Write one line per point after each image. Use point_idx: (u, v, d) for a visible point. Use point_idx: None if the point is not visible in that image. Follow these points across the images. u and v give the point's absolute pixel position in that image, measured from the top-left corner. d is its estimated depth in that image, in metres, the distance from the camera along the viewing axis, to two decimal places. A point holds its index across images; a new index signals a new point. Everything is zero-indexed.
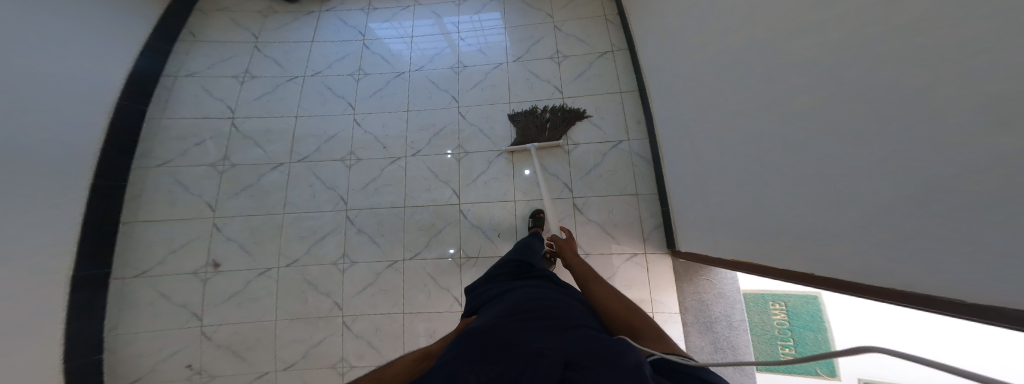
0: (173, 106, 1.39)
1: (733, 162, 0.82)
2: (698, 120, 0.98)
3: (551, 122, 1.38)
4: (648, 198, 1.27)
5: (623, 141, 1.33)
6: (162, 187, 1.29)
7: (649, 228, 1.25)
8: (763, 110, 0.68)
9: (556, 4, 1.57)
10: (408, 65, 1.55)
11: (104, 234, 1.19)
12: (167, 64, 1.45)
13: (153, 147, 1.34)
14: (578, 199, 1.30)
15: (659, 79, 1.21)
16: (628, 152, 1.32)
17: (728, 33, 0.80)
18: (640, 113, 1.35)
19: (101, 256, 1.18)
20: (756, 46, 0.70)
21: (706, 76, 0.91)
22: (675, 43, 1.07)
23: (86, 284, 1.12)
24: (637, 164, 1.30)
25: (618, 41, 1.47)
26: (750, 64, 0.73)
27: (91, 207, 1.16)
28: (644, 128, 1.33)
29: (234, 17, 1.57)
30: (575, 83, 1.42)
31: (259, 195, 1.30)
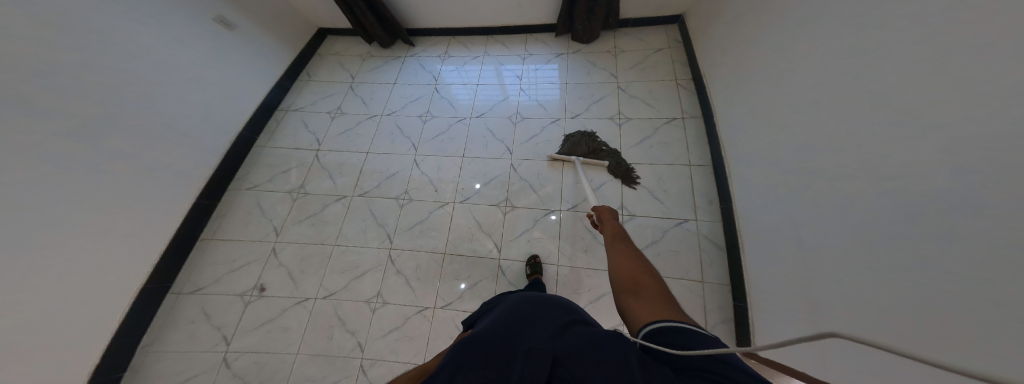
0: (276, 136, 1.66)
1: (841, 280, 0.68)
2: (787, 222, 0.87)
3: (607, 149, 1.41)
4: (716, 288, 1.11)
5: (690, 219, 1.22)
6: (242, 210, 1.43)
7: (715, 321, 1.07)
8: (898, 238, 0.56)
9: (620, 64, 1.63)
10: (470, 110, 1.67)
11: (184, 248, 1.31)
12: (285, 98, 1.81)
13: (249, 173, 1.53)
14: None
15: (741, 160, 1.12)
16: (695, 233, 1.20)
17: (837, 134, 0.73)
18: (710, 192, 1.26)
19: (172, 270, 1.28)
20: (880, 162, 0.61)
21: (802, 174, 0.83)
22: (761, 132, 1.02)
23: (149, 293, 1.20)
24: (704, 246, 1.17)
25: (690, 108, 1.44)
26: (868, 176, 0.63)
27: (185, 221, 1.33)
28: (716, 209, 1.22)
29: (343, 63, 1.97)
30: (637, 146, 1.39)
31: (318, 224, 1.37)
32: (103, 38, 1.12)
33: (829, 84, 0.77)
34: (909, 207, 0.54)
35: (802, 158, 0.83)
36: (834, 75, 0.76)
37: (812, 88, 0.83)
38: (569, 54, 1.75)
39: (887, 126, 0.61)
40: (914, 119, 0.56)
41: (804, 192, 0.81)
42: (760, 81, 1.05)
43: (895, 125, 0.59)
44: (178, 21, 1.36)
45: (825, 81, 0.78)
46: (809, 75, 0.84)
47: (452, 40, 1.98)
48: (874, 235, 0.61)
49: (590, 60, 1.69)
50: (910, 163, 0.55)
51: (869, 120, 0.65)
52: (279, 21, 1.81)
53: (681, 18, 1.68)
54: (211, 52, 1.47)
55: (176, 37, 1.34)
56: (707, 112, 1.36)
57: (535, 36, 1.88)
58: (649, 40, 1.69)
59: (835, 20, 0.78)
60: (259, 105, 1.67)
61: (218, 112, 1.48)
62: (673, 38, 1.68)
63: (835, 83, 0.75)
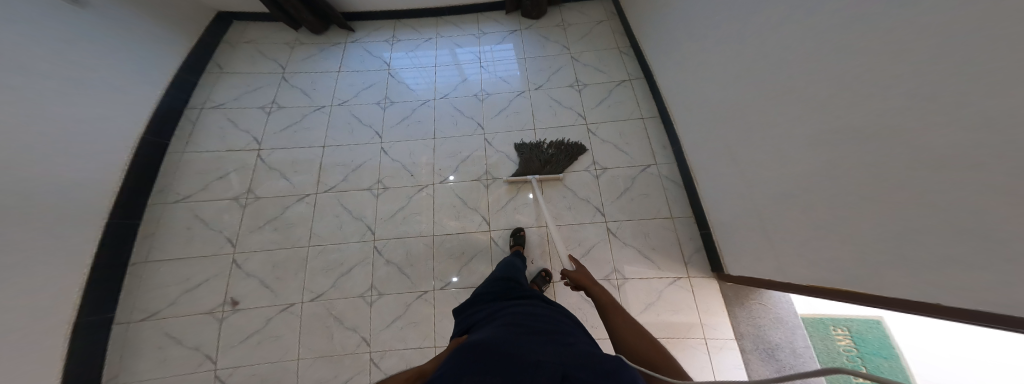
0: (195, 140, 1.36)
1: (761, 174, 0.94)
2: (721, 146, 1.13)
3: (555, 158, 1.47)
4: (684, 221, 1.36)
5: (651, 165, 1.46)
6: (179, 224, 1.18)
7: (690, 253, 1.32)
8: (785, 133, 0.82)
9: (570, 37, 1.80)
10: (434, 92, 1.64)
11: (113, 275, 1.06)
12: (190, 98, 1.48)
13: (172, 184, 1.25)
14: (611, 223, 1.36)
15: (680, 108, 1.38)
16: (658, 176, 1.44)
17: (737, 74, 1.01)
18: (664, 139, 1.52)
19: (107, 299, 1.03)
20: (766, 86, 0.88)
21: (722, 108, 1.10)
22: (690, 82, 1.28)
23: (85, 328, 0.96)
24: (667, 187, 1.42)
25: (634, 71, 1.68)
26: (764, 97, 0.89)
27: (105, 240, 1.06)
28: (670, 151, 1.48)
29: (263, 51, 1.70)
30: (597, 108, 1.58)
31: (284, 228, 1.21)
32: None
33: (732, 36, 1.03)
34: (789, 109, 0.80)
35: (720, 96, 1.10)
36: (731, 30, 1.03)
37: (717, 42, 1.10)
38: (522, 29, 1.85)
39: (769, 60, 0.87)
40: (785, 54, 0.81)
41: (724, 121, 1.09)
42: (683, 42, 1.31)
43: (774, 61, 0.85)
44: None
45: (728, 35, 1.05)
46: (716, 31, 1.11)
47: (397, 24, 1.88)
48: (772, 136, 0.87)
49: (543, 34, 1.82)
50: (783, 80, 0.82)
51: (759, 56, 0.91)
52: (159, 3, 1.47)
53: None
54: (74, 39, 1.14)
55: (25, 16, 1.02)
56: (648, 73, 1.62)
57: (486, 14, 1.92)
58: (591, 14, 1.89)
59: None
60: (159, 106, 1.35)
61: (106, 114, 1.16)
62: (610, 11, 1.91)
63: (735, 36, 1.01)
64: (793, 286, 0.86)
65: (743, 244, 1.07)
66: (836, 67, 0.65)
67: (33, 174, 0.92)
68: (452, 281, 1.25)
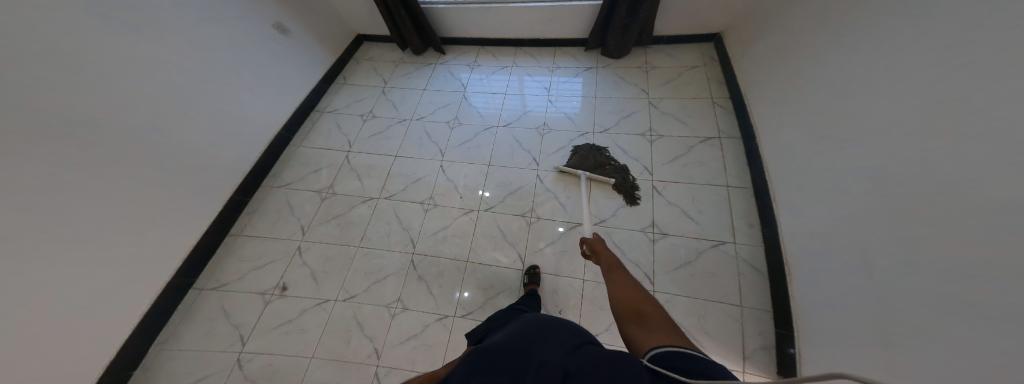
0: (309, 137, 1.72)
1: (903, 306, 0.61)
2: (847, 248, 0.78)
3: (612, 164, 1.39)
4: (757, 315, 1.02)
5: (727, 242, 1.15)
6: (273, 207, 1.48)
7: (753, 346, 0.98)
8: (981, 268, 0.49)
9: (653, 81, 1.60)
10: (498, 119, 1.68)
11: (213, 245, 1.36)
12: (321, 102, 1.89)
13: (282, 171, 1.60)
14: (660, 294, 1.10)
15: (786, 183, 1.06)
16: (733, 257, 1.12)
17: (906, 154, 0.67)
18: (752, 216, 1.18)
19: (199, 266, 1.31)
20: (960, 189, 0.55)
21: (858, 200, 0.78)
22: (817, 150, 0.94)
23: (174, 288, 1.22)
24: (742, 270, 1.09)
25: (729, 128, 1.38)
26: (954, 200, 0.56)
27: (218, 217, 1.38)
28: (758, 233, 1.14)
29: (376, 66, 2.06)
30: (670, 164, 1.34)
31: (344, 225, 1.40)
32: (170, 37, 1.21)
33: (894, 105, 0.72)
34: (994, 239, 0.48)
35: (868, 179, 0.76)
36: (910, 91, 0.70)
37: (881, 104, 0.76)
38: (599, 67, 1.74)
39: (977, 144, 0.53)
40: (987, 151, 0.52)
41: (864, 215, 0.75)
42: (814, 97, 0.99)
43: (971, 155, 0.54)
44: (240, 26, 1.47)
45: (889, 104, 0.74)
46: (881, 87, 0.77)
47: (481, 51, 2.02)
48: (957, 261, 0.54)
49: (621, 74, 1.67)
50: (992, 185, 0.50)
51: (942, 141, 0.60)
52: (326, 27, 1.93)
53: (717, 37, 1.65)
54: (266, 55, 1.59)
55: (234, 38, 1.44)
56: (749, 130, 1.30)
57: (564, 50, 1.90)
58: (684, 57, 1.66)
59: (913, 33, 0.72)
60: (299, 107, 1.76)
61: (265, 113, 1.58)
62: (709, 56, 1.65)
63: (902, 106, 0.71)
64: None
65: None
66: None
67: (192, 149, 1.28)
68: (464, 295, 1.24)
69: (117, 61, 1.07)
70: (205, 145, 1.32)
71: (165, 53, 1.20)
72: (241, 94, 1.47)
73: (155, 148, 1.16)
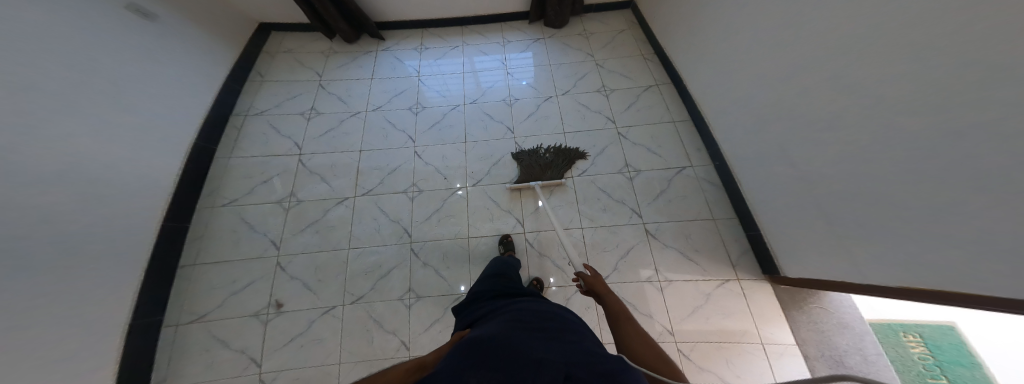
0: (241, 146, 1.43)
1: (821, 168, 0.89)
2: (769, 144, 1.08)
3: (554, 163, 1.45)
4: (727, 223, 1.31)
5: (687, 167, 1.43)
6: (225, 228, 1.22)
7: (737, 254, 1.26)
8: (853, 123, 0.77)
9: (594, 44, 1.83)
10: (463, 97, 1.68)
11: (164, 277, 1.09)
12: (238, 107, 1.57)
13: (221, 187, 1.31)
14: (650, 225, 1.32)
15: (715, 111, 1.37)
16: (695, 178, 1.40)
17: (789, 66, 0.97)
18: (698, 141, 1.49)
19: (161, 303, 1.06)
20: (834, 66, 0.81)
21: (763, 109, 1.09)
22: (733, 70, 1.22)
23: (138, 332, 0.97)
24: (705, 189, 1.38)
25: (661, 76, 1.68)
26: (822, 87, 0.86)
27: (157, 247, 1.09)
28: (705, 153, 1.45)
29: (300, 59, 1.80)
30: (626, 112, 1.57)
31: (323, 231, 1.26)
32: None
33: (773, 34, 1.03)
34: (861, 89, 0.74)
35: (770, 89, 1.05)
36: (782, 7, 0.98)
37: (767, 30, 1.06)
38: (545, 38, 1.91)
39: (833, 45, 0.82)
40: (839, 45, 0.80)
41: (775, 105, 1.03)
42: (721, 33, 1.28)
43: (828, 55, 0.83)
44: (96, 13, 1.12)
45: (769, 36, 1.05)
46: (764, 11, 1.06)
47: (424, 33, 1.96)
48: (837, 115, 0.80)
49: (565, 42, 1.86)
50: (848, 67, 0.77)
51: (810, 45, 0.89)
52: (215, 18, 1.60)
53: (633, 3, 1.96)
54: (151, 49, 1.27)
55: (83, 23, 1.06)
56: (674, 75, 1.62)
57: (509, 25, 1.99)
58: (611, 23, 1.92)
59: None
60: (213, 113, 1.45)
61: (173, 124, 1.25)
62: (630, 21, 1.94)
63: (777, 33, 1.01)
64: (876, 289, 0.80)
65: (798, 233, 1.01)
66: (902, 54, 0.65)
67: (78, 166, 0.94)
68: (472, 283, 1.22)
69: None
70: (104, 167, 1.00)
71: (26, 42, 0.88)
72: (136, 96, 1.16)
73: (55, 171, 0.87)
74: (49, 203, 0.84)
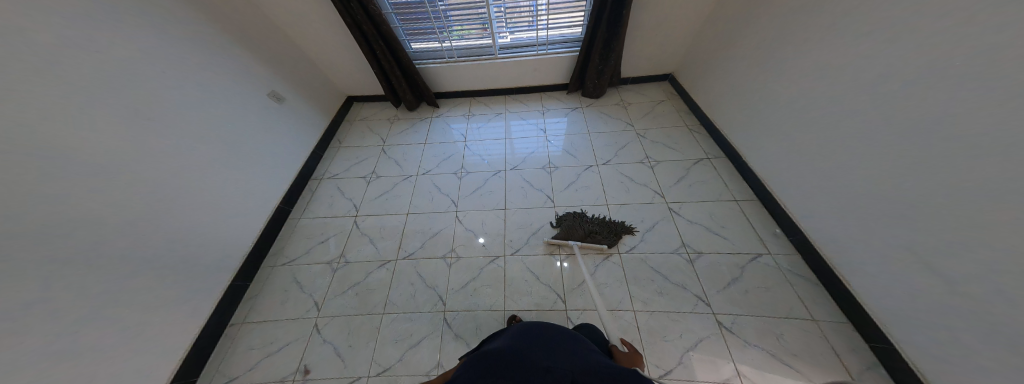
0: (312, 207, 1.63)
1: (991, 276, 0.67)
2: (886, 233, 0.89)
3: (597, 229, 1.37)
4: (835, 328, 1.05)
5: (764, 253, 1.26)
6: (278, 288, 1.32)
7: (857, 367, 0.96)
8: None
9: (633, 114, 1.89)
10: (504, 163, 1.76)
11: (216, 333, 1.18)
12: (316, 171, 1.83)
13: (285, 247, 1.47)
14: (723, 316, 1.12)
15: (793, 190, 1.23)
16: (777, 268, 1.21)
17: (899, 142, 0.83)
18: (772, 227, 1.33)
19: (201, 363, 1.11)
20: (978, 143, 0.67)
21: (867, 188, 0.93)
22: (811, 140, 1.12)
23: None
24: (795, 283, 1.16)
25: (712, 150, 1.65)
26: (966, 170, 0.70)
27: (221, 301, 1.22)
28: (788, 242, 1.27)
29: (371, 126, 2.10)
30: (676, 186, 1.51)
31: (363, 294, 1.29)
32: (153, 102, 1.11)
33: (862, 106, 0.92)
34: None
35: (875, 168, 0.90)
36: (868, 78, 0.91)
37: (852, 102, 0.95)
38: (583, 107, 2.01)
39: (969, 123, 0.69)
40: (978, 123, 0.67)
41: (884, 185, 0.88)
42: (784, 102, 1.22)
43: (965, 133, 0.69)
44: (238, 94, 1.45)
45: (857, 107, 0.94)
46: (839, 82, 0.99)
47: (473, 102, 2.20)
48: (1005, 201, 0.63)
49: (605, 112, 1.94)
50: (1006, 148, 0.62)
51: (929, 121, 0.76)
52: (321, 97, 1.99)
53: (671, 76, 2.06)
54: (266, 124, 1.58)
55: (224, 107, 1.38)
56: (730, 150, 1.57)
57: (549, 95, 2.16)
58: (651, 94, 2.02)
59: (846, 45, 0.97)
60: (298, 176, 1.70)
61: (260, 190, 1.48)
62: (670, 92, 2.03)
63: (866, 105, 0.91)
64: None
65: (960, 350, 0.75)
66: None
67: (178, 224, 1.12)
68: None
69: (128, 138, 1.02)
70: (196, 226, 1.18)
71: (171, 128, 1.15)
72: (241, 163, 1.41)
73: (155, 231, 1.05)
74: (137, 259, 0.99)
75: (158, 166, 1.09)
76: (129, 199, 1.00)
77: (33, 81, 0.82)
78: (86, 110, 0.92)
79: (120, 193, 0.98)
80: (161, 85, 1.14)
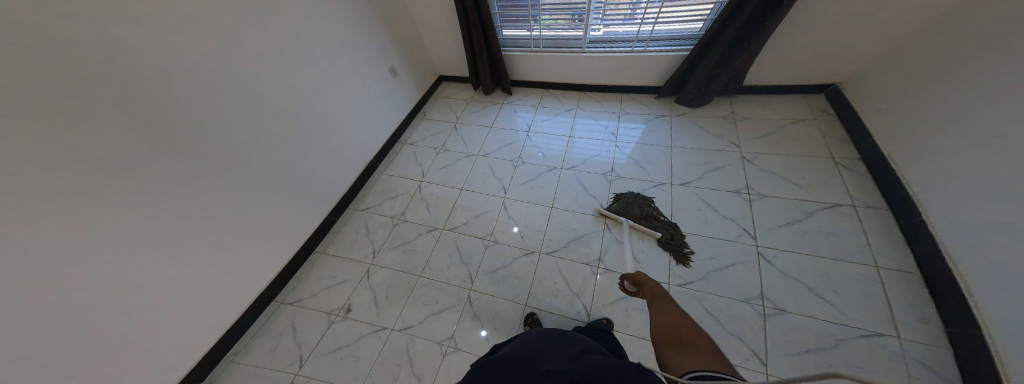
0: (392, 166, 1.90)
1: None
2: None
3: (661, 218, 1.30)
4: None
5: (884, 332, 0.88)
6: (352, 228, 1.61)
7: None
8: None
9: (744, 133, 1.51)
10: (562, 161, 1.67)
11: (301, 259, 1.49)
12: (402, 136, 2.10)
13: (367, 196, 1.76)
14: (776, 378, 0.86)
15: (996, 288, 0.78)
16: (898, 354, 0.84)
17: None
18: (934, 313, 0.90)
19: (285, 279, 1.43)
20: None
21: None
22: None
23: (262, 299, 1.33)
24: (917, 374, 0.80)
25: (864, 196, 1.19)
26: None
27: (312, 235, 1.53)
28: (937, 333, 0.87)
29: (451, 104, 2.29)
30: (776, 231, 1.15)
31: (409, 253, 1.45)
32: (320, 68, 1.43)
33: None
34: None
35: None
36: None
37: None
38: (671, 115, 1.73)
39: None
40: None
41: None
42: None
43: None
44: (372, 67, 1.75)
45: None
46: None
47: (545, 94, 2.15)
48: None
49: (698, 124, 1.62)
50: None
51: None
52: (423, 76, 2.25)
53: (834, 86, 1.53)
54: (383, 92, 1.87)
55: (361, 76, 1.69)
56: (904, 204, 1.09)
57: (631, 97, 1.94)
58: (784, 110, 1.57)
59: None
60: (390, 139, 2.00)
61: (366, 146, 1.80)
62: (819, 110, 1.54)
63: None
64: None
65: None
66: None
67: (309, 162, 1.46)
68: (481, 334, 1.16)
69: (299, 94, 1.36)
70: (320, 168, 1.52)
71: (326, 87, 1.49)
72: (361, 121, 1.74)
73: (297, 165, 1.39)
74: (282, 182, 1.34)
75: (310, 117, 1.43)
76: (288, 137, 1.34)
77: (258, 45, 1.15)
78: (281, 70, 1.27)
79: (286, 132, 1.32)
80: (325, 54, 1.46)
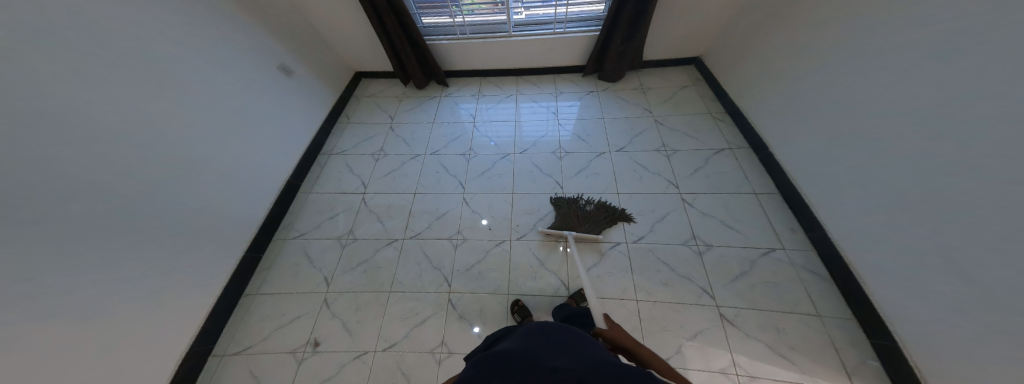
0: (320, 182, 1.65)
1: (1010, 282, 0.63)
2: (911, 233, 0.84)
3: (592, 215, 1.36)
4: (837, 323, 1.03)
5: (777, 248, 1.22)
6: (289, 261, 1.37)
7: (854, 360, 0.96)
8: None
9: (653, 100, 1.80)
10: (513, 147, 1.72)
11: (230, 305, 1.22)
12: (325, 146, 1.83)
13: (296, 222, 1.50)
14: (726, 308, 1.10)
15: (819, 186, 1.17)
16: (789, 263, 1.18)
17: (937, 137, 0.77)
18: (790, 220, 1.29)
19: (216, 332, 1.16)
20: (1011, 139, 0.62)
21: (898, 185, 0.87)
22: (844, 132, 1.04)
23: (193, 359, 1.07)
24: (805, 279, 1.13)
25: (735, 140, 1.58)
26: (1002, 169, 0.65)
27: (233, 276, 1.24)
28: (804, 238, 1.23)
29: (379, 103, 2.07)
30: (691, 177, 1.45)
31: (371, 271, 1.32)
32: (177, 71, 1.11)
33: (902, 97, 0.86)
34: None
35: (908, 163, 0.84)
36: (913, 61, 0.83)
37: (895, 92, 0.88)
38: (599, 91, 1.93)
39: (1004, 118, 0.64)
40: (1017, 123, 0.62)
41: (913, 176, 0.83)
42: (821, 91, 1.13)
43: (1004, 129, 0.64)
44: (253, 65, 1.45)
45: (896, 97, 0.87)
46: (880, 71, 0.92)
47: (483, 82, 2.13)
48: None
49: (621, 97, 1.86)
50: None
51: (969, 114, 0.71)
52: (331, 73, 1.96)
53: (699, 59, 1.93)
54: (280, 97, 1.58)
55: (241, 79, 1.38)
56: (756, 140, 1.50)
57: (563, 77, 2.07)
58: (673, 79, 1.92)
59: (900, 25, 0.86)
60: (308, 151, 1.71)
61: (274, 165, 1.50)
62: (693, 78, 1.93)
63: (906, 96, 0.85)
64: None
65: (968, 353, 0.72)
66: None
67: (200, 192, 1.16)
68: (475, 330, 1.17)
69: (156, 106, 1.04)
70: (216, 196, 1.22)
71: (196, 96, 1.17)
72: (259, 130, 1.44)
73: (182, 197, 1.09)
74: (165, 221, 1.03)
75: (184, 135, 1.12)
76: (157, 164, 1.03)
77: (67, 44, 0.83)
78: (117, 76, 0.94)
79: (151, 157, 1.01)
80: (179, 51, 1.13)
